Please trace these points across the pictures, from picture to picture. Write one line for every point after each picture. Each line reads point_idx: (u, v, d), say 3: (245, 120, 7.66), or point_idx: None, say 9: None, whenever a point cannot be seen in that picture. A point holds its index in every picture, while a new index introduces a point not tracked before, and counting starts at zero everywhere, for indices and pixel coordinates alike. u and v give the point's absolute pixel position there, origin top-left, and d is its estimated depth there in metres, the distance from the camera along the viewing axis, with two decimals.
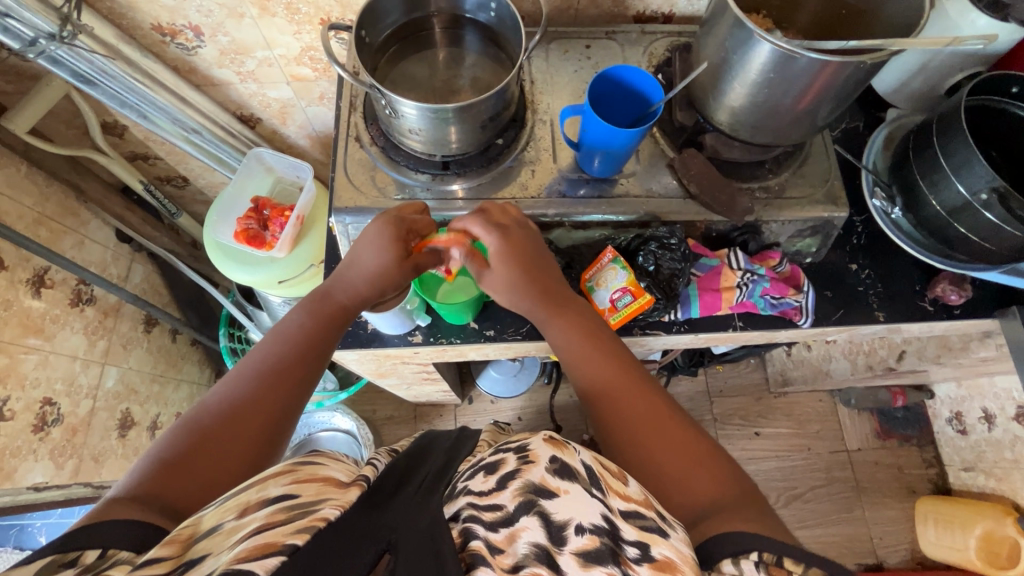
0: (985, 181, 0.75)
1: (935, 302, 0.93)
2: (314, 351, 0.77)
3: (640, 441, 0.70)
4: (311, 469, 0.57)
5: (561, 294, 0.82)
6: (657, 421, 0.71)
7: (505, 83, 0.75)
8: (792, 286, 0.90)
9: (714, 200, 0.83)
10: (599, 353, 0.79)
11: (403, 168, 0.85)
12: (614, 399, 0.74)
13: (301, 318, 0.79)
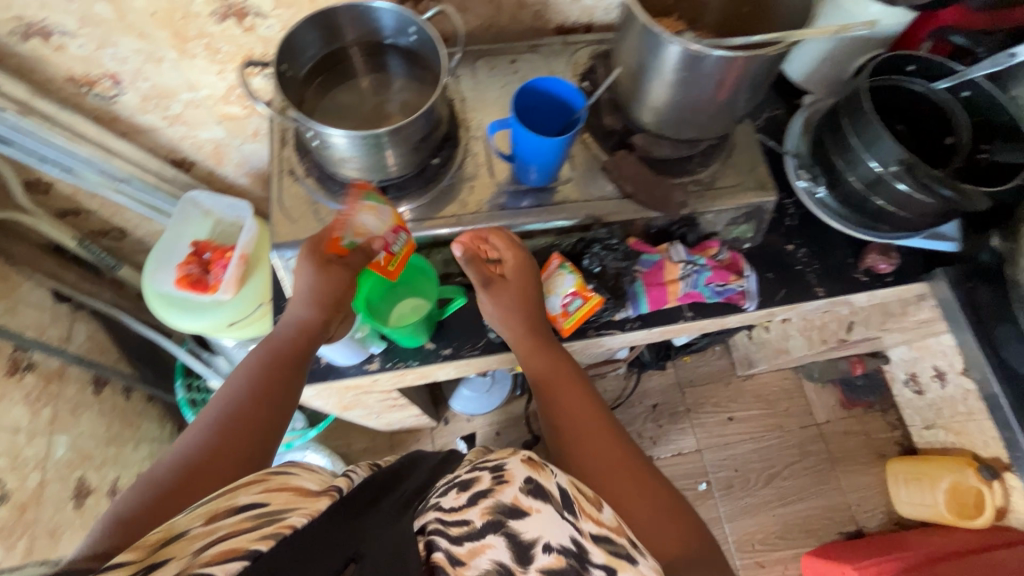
0: (893, 154, 0.80)
1: (869, 272, 0.97)
2: (278, 385, 0.76)
3: (614, 474, 0.74)
4: (284, 477, 0.57)
5: (537, 322, 0.86)
6: (628, 460, 0.76)
7: (432, 103, 0.76)
8: (734, 272, 0.92)
9: (649, 198, 0.86)
10: (571, 387, 0.82)
11: (342, 198, 0.85)
12: (588, 431, 0.78)
13: (262, 357, 0.78)
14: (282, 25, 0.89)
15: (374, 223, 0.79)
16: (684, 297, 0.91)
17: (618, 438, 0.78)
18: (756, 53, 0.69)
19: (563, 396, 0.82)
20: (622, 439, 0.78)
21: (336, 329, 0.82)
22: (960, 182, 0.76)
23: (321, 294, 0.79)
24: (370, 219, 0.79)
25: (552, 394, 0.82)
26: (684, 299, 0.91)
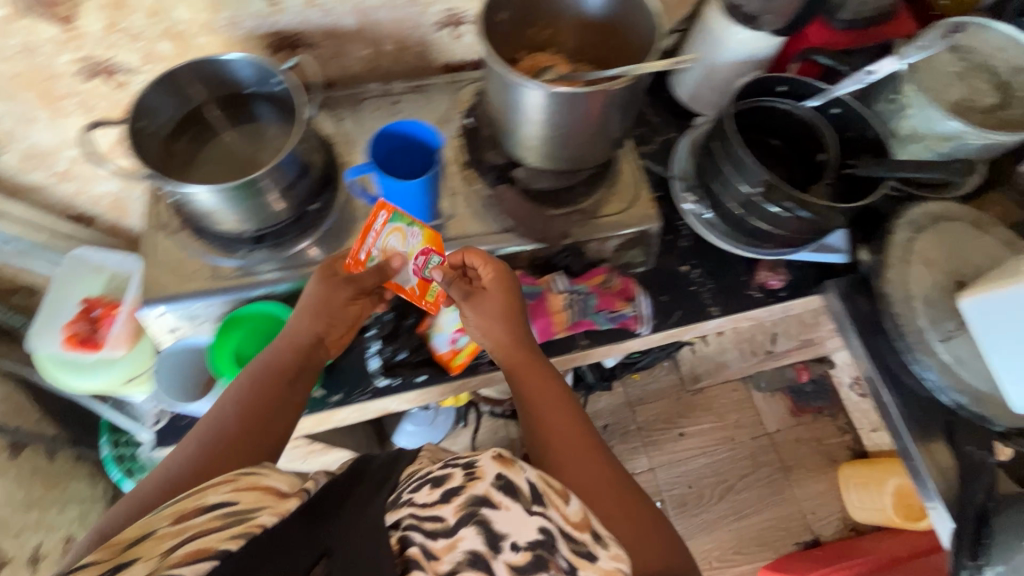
0: (758, 176, 0.81)
1: (762, 288, 0.98)
2: (279, 400, 0.76)
3: (599, 497, 0.68)
4: (255, 476, 0.60)
5: (522, 329, 0.82)
6: (619, 486, 0.70)
7: (291, 146, 0.74)
8: (624, 298, 0.93)
9: (530, 230, 0.90)
10: (559, 402, 0.76)
11: (216, 250, 0.84)
12: (577, 449, 0.72)
13: (263, 368, 0.78)
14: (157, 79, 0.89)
15: (404, 246, 0.82)
16: (576, 326, 0.91)
17: (606, 456, 0.72)
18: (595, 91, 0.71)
19: (548, 409, 0.76)
20: (613, 460, 0.72)
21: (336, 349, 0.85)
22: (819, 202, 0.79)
23: (331, 318, 0.80)
24: (402, 240, 0.82)
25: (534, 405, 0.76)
26: (575, 328, 0.91)
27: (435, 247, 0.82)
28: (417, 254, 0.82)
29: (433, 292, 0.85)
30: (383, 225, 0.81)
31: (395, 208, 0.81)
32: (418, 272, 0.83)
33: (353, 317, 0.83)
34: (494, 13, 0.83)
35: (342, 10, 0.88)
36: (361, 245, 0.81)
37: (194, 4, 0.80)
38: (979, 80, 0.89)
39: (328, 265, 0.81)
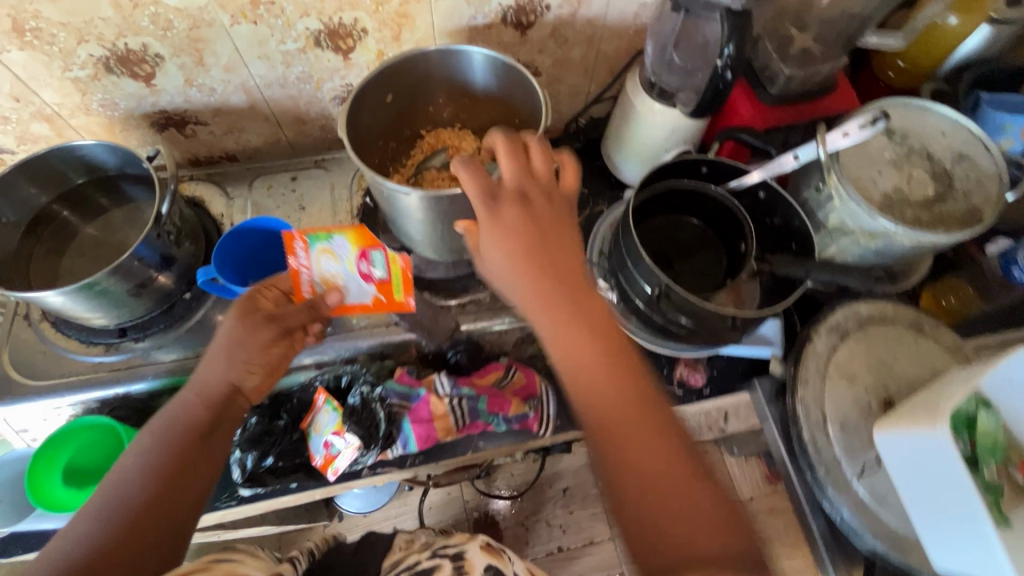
0: (654, 278, 0.76)
1: (683, 386, 0.89)
2: (185, 465, 0.60)
3: (652, 488, 0.49)
4: (229, 564, 0.56)
5: (570, 278, 0.55)
6: (684, 478, 0.49)
7: (145, 235, 0.70)
8: (524, 397, 0.84)
9: (416, 321, 0.81)
10: (609, 351, 0.53)
11: (76, 342, 0.78)
12: (628, 423, 0.51)
13: (169, 430, 0.62)
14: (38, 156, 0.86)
15: (341, 263, 0.71)
16: (467, 430, 0.81)
17: (668, 437, 0.51)
18: (463, 193, 0.66)
19: (593, 366, 0.53)
20: (676, 439, 0.51)
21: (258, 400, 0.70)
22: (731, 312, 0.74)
23: (250, 362, 0.66)
24: (334, 258, 0.71)
25: (569, 356, 0.53)
26: (466, 431, 0.82)
27: (368, 244, 0.70)
28: (358, 262, 0.71)
29: (396, 290, 0.75)
30: (307, 256, 0.70)
31: (308, 231, 0.69)
32: (369, 278, 0.73)
33: (275, 358, 0.70)
34: (376, 96, 0.78)
35: (228, 89, 0.84)
36: (298, 286, 0.71)
37: (60, 88, 0.76)
38: (916, 167, 0.80)
39: (249, 298, 0.69)
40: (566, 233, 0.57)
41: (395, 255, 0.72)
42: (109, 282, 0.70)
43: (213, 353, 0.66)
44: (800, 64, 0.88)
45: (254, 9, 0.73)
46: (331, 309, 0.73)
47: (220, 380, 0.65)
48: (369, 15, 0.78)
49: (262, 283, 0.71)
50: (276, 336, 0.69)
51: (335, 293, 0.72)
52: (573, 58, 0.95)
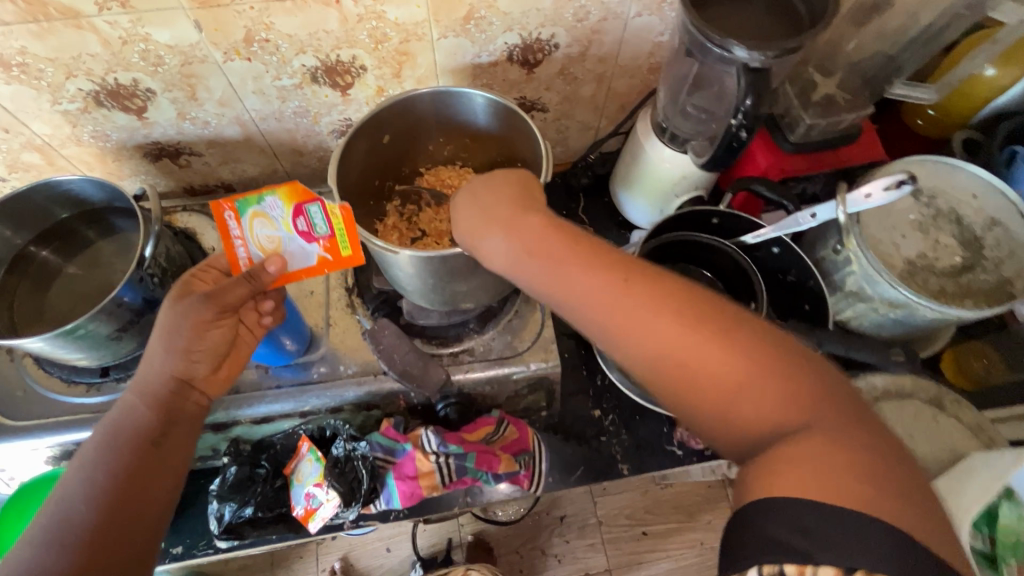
0: None
1: (684, 446, 0.86)
2: (152, 468, 0.59)
3: (694, 380, 0.43)
4: None
5: (525, 217, 0.54)
6: (726, 353, 0.42)
7: (127, 279, 0.68)
8: (515, 452, 0.81)
9: (404, 372, 0.77)
10: (590, 259, 0.49)
11: (58, 380, 0.76)
12: (639, 323, 0.45)
13: (114, 438, 0.59)
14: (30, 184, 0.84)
15: (276, 226, 0.61)
16: (454, 485, 0.79)
17: (683, 317, 0.44)
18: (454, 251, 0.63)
19: (574, 280, 0.48)
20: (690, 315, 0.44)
21: (216, 392, 0.67)
22: None
23: (193, 353, 0.62)
24: (270, 223, 0.61)
25: (554, 285, 0.50)
26: (453, 487, 0.79)
27: (303, 199, 0.61)
28: (294, 221, 0.61)
29: (344, 245, 0.63)
30: (237, 224, 0.61)
31: (235, 196, 0.61)
32: (311, 237, 0.62)
33: (222, 344, 0.64)
34: (372, 137, 0.74)
35: (222, 122, 0.81)
36: (233, 259, 0.61)
37: (50, 120, 0.74)
38: (943, 231, 0.75)
39: (182, 284, 0.63)
40: (504, 195, 0.57)
41: (332, 205, 0.61)
42: (94, 324, 0.68)
43: (150, 353, 0.62)
44: (824, 112, 0.82)
45: (247, 46, 0.70)
46: (274, 280, 0.62)
47: (163, 379, 0.62)
48: (368, 53, 0.75)
49: (198, 266, 0.65)
50: (218, 316, 0.62)
51: (272, 259, 0.61)
52: (583, 94, 0.91)
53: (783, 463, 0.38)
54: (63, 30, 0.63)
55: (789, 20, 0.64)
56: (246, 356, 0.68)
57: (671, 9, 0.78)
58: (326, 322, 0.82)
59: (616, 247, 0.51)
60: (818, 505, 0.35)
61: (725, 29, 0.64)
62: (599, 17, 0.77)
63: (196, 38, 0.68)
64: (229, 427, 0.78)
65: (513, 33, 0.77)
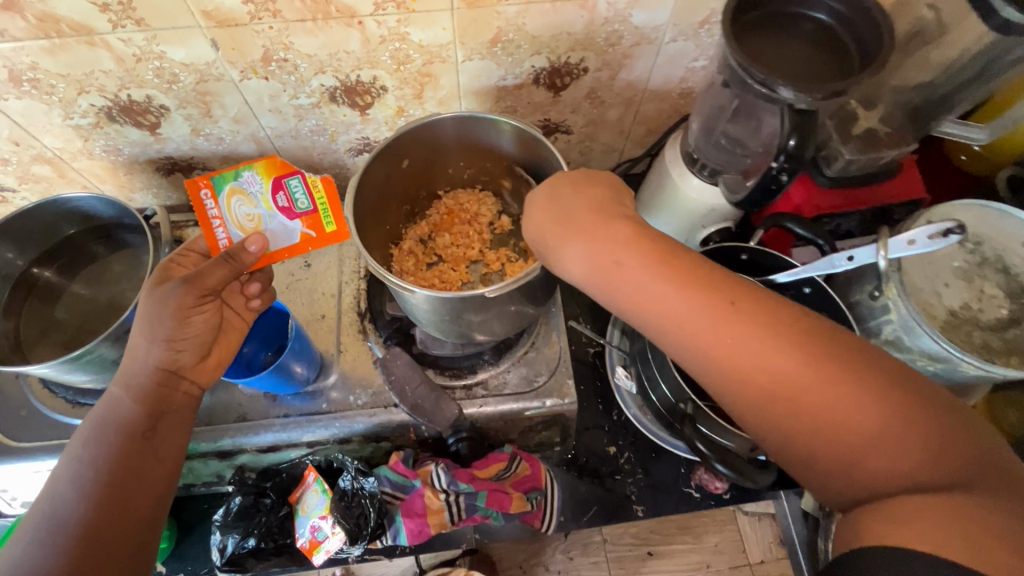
0: (680, 391, 0.69)
1: (702, 489, 0.83)
2: (136, 464, 0.53)
3: (804, 412, 0.40)
4: None
5: (615, 228, 0.51)
6: (843, 385, 0.40)
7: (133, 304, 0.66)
8: (527, 489, 0.78)
9: (415, 406, 0.74)
10: (687, 278, 0.46)
11: (64, 401, 0.74)
12: (745, 350, 0.42)
13: (99, 431, 0.54)
14: (40, 195, 0.82)
15: (255, 203, 0.61)
16: (464, 522, 0.76)
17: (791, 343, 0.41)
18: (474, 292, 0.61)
19: (671, 301, 0.46)
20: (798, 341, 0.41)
21: (207, 379, 0.61)
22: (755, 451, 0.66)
23: (178, 341, 0.56)
24: (248, 200, 0.60)
25: (650, 306, 0.47)
26: (462, 523, 0.77)
27: (283, 172, 0.61)
28: (274, 197, 0.61)
29: (328, 220, 0.62)
30: (214, 201, 0.60)
31: (211, 173, 0.61)
32: (292, 213, 0.61)
33: (205, 330, 0.58)
34: (390, 161, 0.71)
35: (237, 138, 0.78)
36: (212, 241, 0.60)
37: (61, 134, 0.72)
38: (989, 281, 0.71)
39: (161, 268, 0.59)
40: (585, 204, 0.54)
41: (313, 177, 0.61)
42: (104, 348, 0.66)
43: (133, 343, 0.56)
44: (864, 147, 0.77)
45: (265, 65, 0.67)
46: (256, 259, 0.58)
47: (146, 370, 0.56)
48: (389, 74, 0.72)
49: (176, 250, 0.60)
50: (200, 299, 0.56)
51: (254, 236, 0.58)
52: (610, 118, 0.87)
53: (904, 512, 0.35)
54: (76, 47, 0.61)
55: (840, 57, 0.60)
56: (236, 343, 0.63)
57: (707, 36, 0.74)
58: (337, 349, 0.79)
59: (713, 263, 0.47)
60: (946, 562, 0.32)
61: (771, 63, 0.60)
62: (632, 42, 0.74)
63: (212, 57, 0.65)
64: (234, 455, 0.76)
65: (541, 56, 0.73)
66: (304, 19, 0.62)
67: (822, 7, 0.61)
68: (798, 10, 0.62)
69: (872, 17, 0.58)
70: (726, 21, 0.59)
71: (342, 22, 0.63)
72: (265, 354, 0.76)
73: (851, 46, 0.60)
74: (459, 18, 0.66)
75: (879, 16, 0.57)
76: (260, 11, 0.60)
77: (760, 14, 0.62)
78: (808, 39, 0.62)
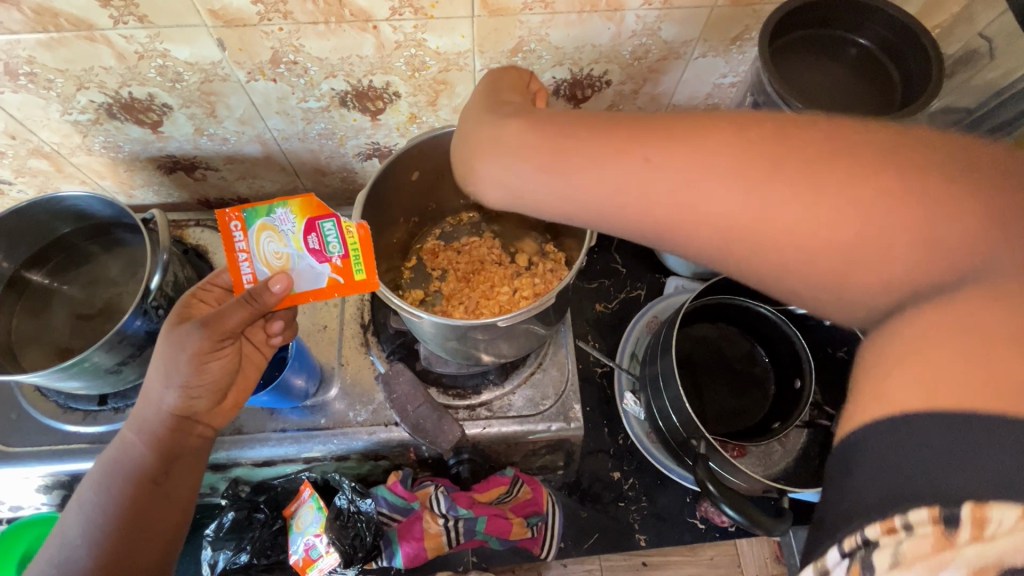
0: (694, 426, 0.67)
1: (707, 520, 0.82)
2: (146, 511, 0.53)
3: (775, 241, 0.30)
4: None
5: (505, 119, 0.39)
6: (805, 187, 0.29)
7: (127, 315, 0.63)
8: (528, 514, 0.76)
9: (417, 424, 0.72)
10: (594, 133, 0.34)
11: (56, 405, 0.72)
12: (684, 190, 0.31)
13: (111, 478, 0.54)
14: (37, 189, 0.79)
15: (285, 241, 0.56)
16: (462, 544, 0.74)
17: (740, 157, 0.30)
18: (486, 321, 0.58)
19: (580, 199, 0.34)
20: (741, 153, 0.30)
21: (222, 421, 0.60)
22: (786, 493, 0.66)
23: (191, 388, 0.55)
24: (278, 238, 0.56)
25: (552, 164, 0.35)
26: (461, 546, 0.75)
27: (317, 214, 0.55)
28: (306, 238, 0.56)
29: (358, 268, 0.57)
30: (244, 235, 0.56)
31: (246, 205, 0.56)
32: (322, 257, 0.56)
33: (222, 375, 0.57)
34: (401, 173, 0.68)
35: (242, 139, 0.75)
36: (237, 277, 0.56)
37: (59, 129, 0.69)
38: None
39: (181, 307, 0.57)
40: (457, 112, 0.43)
41: (349, 223, 0.56)
42: (100, 357, 0.63)
43: (149, 384, 0.55)
44: None
45: (274, 67, 0.64)
46: (279, 300, 0.55)
47: (161, 414, 0.55)
48: (403, 80, 0.68)
49: (200, 285, 0.59)
50: (217, 344, 0.54)
51: (278, 276, 0.55)
52: None
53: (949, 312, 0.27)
54: (75, 42, 0.58)
55: (880, 86, 0.58)
56: (252, 382, 0.61)
57: (739, 51, 0.70)
58: (338, 361, 0.77)
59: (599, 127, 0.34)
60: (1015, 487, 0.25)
61: (810, 92, 0.58)
62: (659, 57, 0.70)
63: (218, 57, 0.62)
64: (228, 467, 0.74)
65: (563, 68, 0.70)
66: (316, 22, 0.59)
67: (866, 31, 0.58)
68: (842, 32, 0.59)
69: (918, 44, 0.55)
70: (764, 43, 0.55)
71: (356, 26, 0.60)
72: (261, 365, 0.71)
73: (894, 74, 0.58)
74: (479, 25, 0.62)
75: (927, 43, 0.54)
76: (270, 12, 0.57)
77: (800, 36, 0.59)
78: (849, 64, 0.60)
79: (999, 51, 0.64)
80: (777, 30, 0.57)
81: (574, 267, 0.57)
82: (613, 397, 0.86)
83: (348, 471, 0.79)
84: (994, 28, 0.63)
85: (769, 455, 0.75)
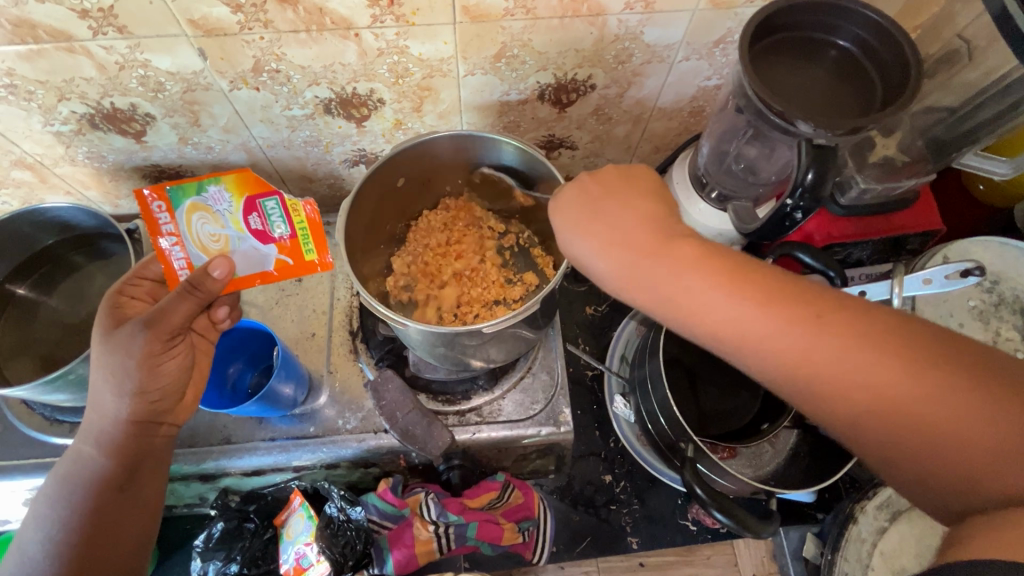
0: (682, 429, 0.67)
1: (699, 522, 0.82)
2: (115, 515, 0.55)
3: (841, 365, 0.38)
4: None
5: (639, 208, 0.48)
6: (904, 366, 0.36)
7: None
8: (519, 519, 0.76)
9: (406, 431, 0.71)
10: (728, 272, 0.42)
11: (42, 418, 0.72)
12: (795, 340, 0.39)
13: (71, 486, 0.55)
14: (21, 201, 0.79)
15: (222, 222, 0.57)
16: (454, 550, 0.74)
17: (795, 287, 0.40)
18: (472, 327, 0.58)
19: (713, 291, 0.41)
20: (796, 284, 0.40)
21: (184, 418, 0.60)
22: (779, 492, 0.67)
23: (147, 392, 0.54)
24: (213, 219, 0.57)
25: (681, 308, 0.43)
26: (453, 552, 0.75)
27: (257, 191, 0.56)
28: (245, 218, 0.57)
29: (307, 248, 0.59)
30: (171, 216, 0.56)
31: (170, 183, 0.56)
32: (266, 237, 0.58)
33: (179, 373, 0.56)
34: (385, 180, 0.68)
35: (226, 147, 0.75)
36: (169, 264, 0.56)
37: (41, 140, 0.69)
38: (1006, 321, 0.74)
39: (111, 311, 0.56)
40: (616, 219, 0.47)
41: (293, 201, 0.57)
42: (84, 368, 0.63)
43: (98, 394, 0.54)
44: (882, 176, 0.73)
45: (255, 76, 0.64)
46: (222, 286, 0.55)
47: (117, 422, 0.54)
48: (387, 87, 0.68)
49: (125, 281, 0.58)
50: (167, 343, 0.54)
51: (218, 260, 0.54)
52: (616, 134, 0.84)
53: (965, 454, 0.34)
54: (54, 54, 0.58)
55: (861, 89, 0.58)
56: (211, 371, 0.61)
57: (723, 54, 0.70)
58: (327, 369, 0.77)
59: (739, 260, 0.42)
60: None
61: (788, 94, 0.58)
62: (643, 60, 0.70)
63: (200, 66, 0.61)
64: (217, 478, 0.74)
65: (547, 72, 0.70)
66: (297, 30, 0.59)
67: (846, 33, 0.58)
68: (822, 36, 0.59)
69: (900, 49, 0.55)
70: (744, 47, 0.55)
71: (337, 33, 0.60)
72: (251, 375, 0.74)
73: (875, 77, 0.57)
74: (461, 31, 0.62)
75: (906, 47, 0.54)
76: (250, 21, 0.57)
77: (781, 37, 0.58)
78: (830, 67, 0.60)
79: (977, 51, 0.64)
80: (758, 34, 0.57)
81: (560, 272, 0.57)
82: (604, 400, 0.86)
83: (338, 479, 0.79)
84: (973, 28, 0.63)
85: (759, 455, 0.77)
